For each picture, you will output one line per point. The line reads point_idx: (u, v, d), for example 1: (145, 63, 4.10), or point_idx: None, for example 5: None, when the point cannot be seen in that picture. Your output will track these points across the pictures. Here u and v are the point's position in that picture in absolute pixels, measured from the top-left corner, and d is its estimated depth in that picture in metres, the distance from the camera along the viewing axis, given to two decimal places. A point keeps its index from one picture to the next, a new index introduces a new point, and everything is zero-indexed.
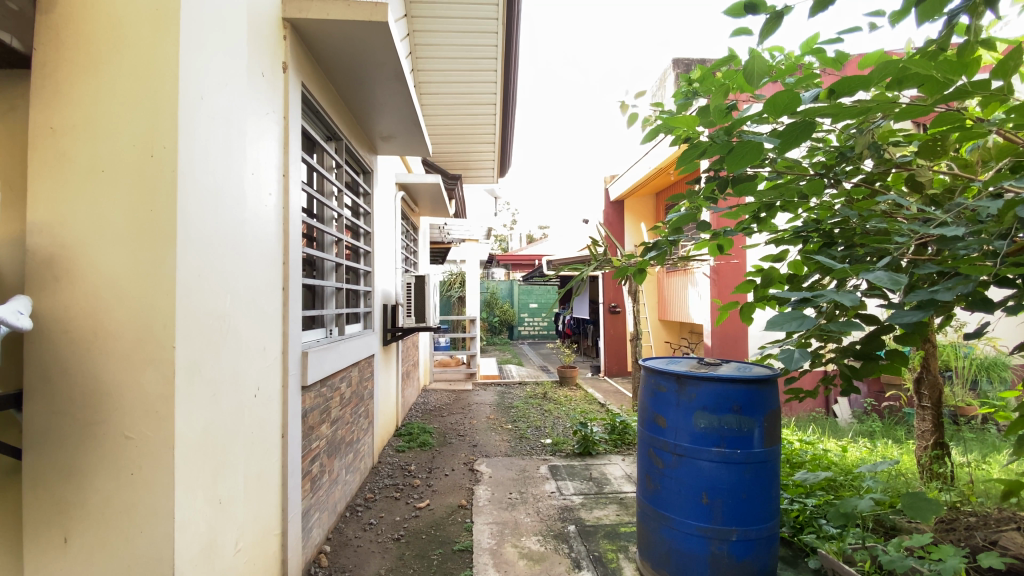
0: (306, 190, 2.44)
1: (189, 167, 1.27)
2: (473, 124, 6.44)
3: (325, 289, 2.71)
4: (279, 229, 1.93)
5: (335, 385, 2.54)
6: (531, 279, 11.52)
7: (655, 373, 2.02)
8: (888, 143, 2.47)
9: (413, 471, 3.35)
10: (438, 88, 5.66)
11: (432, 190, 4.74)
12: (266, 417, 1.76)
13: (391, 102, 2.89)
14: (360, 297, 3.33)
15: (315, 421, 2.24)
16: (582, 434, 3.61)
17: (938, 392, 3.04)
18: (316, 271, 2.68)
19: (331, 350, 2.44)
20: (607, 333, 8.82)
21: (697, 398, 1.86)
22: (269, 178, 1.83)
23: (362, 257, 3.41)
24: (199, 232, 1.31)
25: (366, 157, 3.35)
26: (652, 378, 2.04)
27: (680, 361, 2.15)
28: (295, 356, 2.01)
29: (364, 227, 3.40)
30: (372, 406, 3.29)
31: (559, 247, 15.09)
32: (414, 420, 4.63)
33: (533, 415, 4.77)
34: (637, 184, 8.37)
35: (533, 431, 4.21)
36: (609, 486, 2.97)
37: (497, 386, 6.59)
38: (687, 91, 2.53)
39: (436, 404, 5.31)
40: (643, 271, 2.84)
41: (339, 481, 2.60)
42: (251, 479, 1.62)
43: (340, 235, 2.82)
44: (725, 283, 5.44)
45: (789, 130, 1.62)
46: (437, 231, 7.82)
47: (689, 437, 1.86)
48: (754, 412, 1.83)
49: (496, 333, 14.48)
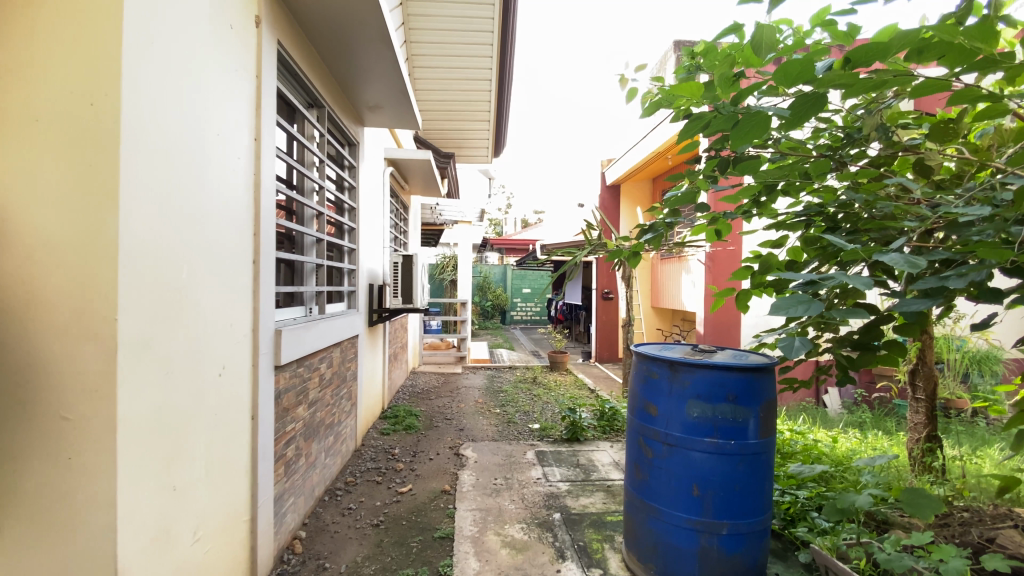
0: (284, 159, 2.30)
1: (137, 121, 1.14)
2: (468, 101, 6.26)
3: (306, 266, 2.59)
4: (251, 197, 1.80)
5: (314, 365, 2.44)
6: (524, 262, 11.43)
7: (647, 359, 1.93)
8: (896, 125, 2.37)
9: (396, 455, 3.25)
10: (431, 62, 5.46)
11: (423, 168, 4.59)
12: (232, 399, 1.65)
13: (378, 68, 2.74)
14: (345, 275, 3.21)
15: (289, 404, 2.13)
16: (571, 419, 3.53)
17: (933, 384, 2.99)
18: (295, 246, 2.56)
19: (310, 328, 2.33)
20: (599, 319, 8.74)
21: (691, 386, 1.77)
22: (238, 141, 1.69)
23: (347, 233, 3.28)
24: (149, 196, 1.18)
25: (351, 127, 3.20)
26: (643, 364, 1.95)
27: (674, 347, 2.06)
28: (266, 334, 1.89)
29: (349, 201, 3.25)
30: (355, 388, 3.19)
31: (553, 232, 15.00)
32: (400, 402, 4.54)
33: (521, 400, 4.69)
34: (634, 169, 8.24)
35: (520, 416, 4.13)
36: (596, 473, 2.90)
37: (486, 370, 6.50)
38: (692, 65, 2.41)
39: (424, 387, 5.21)
40: (637, 254, 2.74)
41: (316, 465, 2.51)
42: (214, 464, 1.52)
43: (322, 209, 2.67)
44: (720, 270, 5.35)
45: (801, 103, 1.50)
46: (429, 211, 7.65)
47: (680, 427, 1.77)
48: (749, 401, 1.74)
49: (487, 317, 14.41)
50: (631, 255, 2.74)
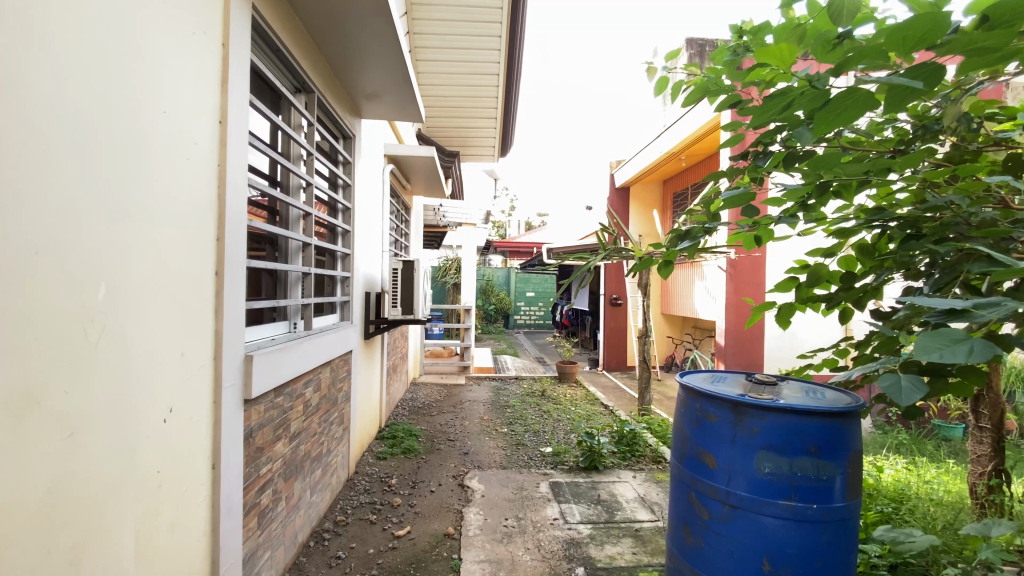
0: (262, 149, 1.96)
1: (14, 81, 0.80)
2: (473, 97, 5.94)
3: (291, 274, 2.25)
4: (216, 191, 1.46)
5: (298, 390, 2.10)
6: (529, 266, 11.09)
7: (700, 397, 1.58)
8: (981, 115, 2.01)
9: (393, 486, 2.89)
10: (435, 55, 5.16)
11: (426, 165, 4.24)
12: (186, 444, 1.31)
13: (376, 48, 2.41)
14: (338, 283, 2.88)
15: (265, 441, 1.78)
16: (588, 445, 3.17)
17: (1000, 412, 2.61)
18: (278, 252, 2.23)
19: (291, 350, 1.97)
20: (608, 326, 8.38)
21: (760, 434, 1.43)
22: (196, 121, 1.35)
23: (340, 237, 2.93)
24: (35, 186, 0.85)
25: (346, 118, 2.86)
26: (695, 402, 1.61)
27: (728, 381, 1.72)
28: (233, 361, 1.53)
29: (342, 201, 2.91)
30: (347, 410, 2.84)
31: (558, 236, 14.68)
32: (400, 419, 4.18)
33: (530, 417, 4.33)
34: (644, 171, 7.91)
35: (530, 437, 3.76)
36: (621, 514, 2.53)
37: (491, 381, 6.14)
38: (736, 44, 2.04)
39: (425, 402, 4.85)
40: (670, 263, 2.40)
41: (299, 507, 2.15)
42: (155, 535, 1.18)
43: (309, 209, 2.32)
44: (743, 278, 4.99)
45: (917, 73, 1.14)
46: (431, 213, 7.30)
47: (746, 485, 1.42)
48: (835, 455, 1.40)
49: (490, 321, 14.06)
50: (663, 263, 2.40)
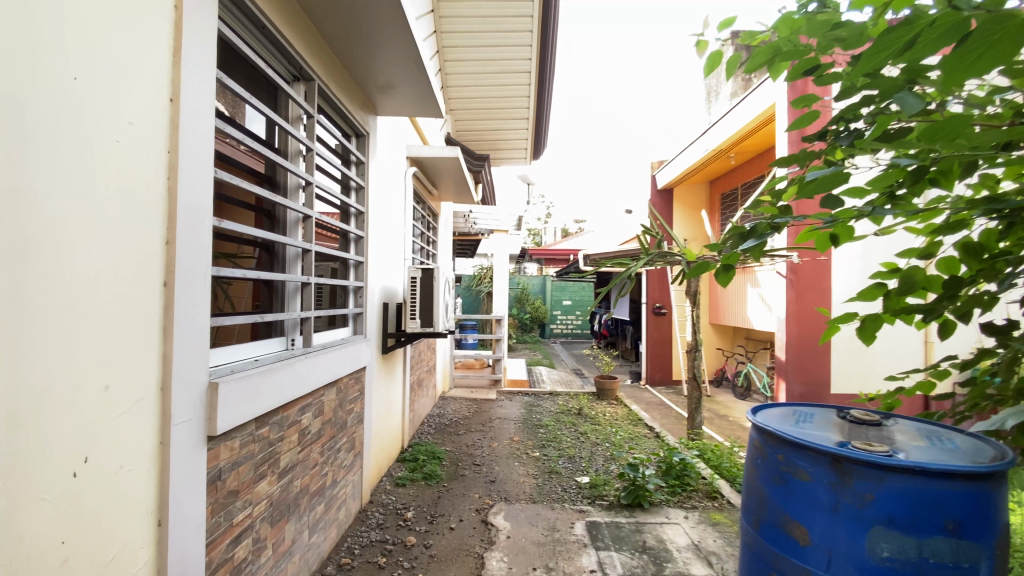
0: (248, 144, 1.69)
1: None
2: (504, 98, 5.67)
3: (288, 285, 1.97)
4: (165, 184, 1.19)
5: (292, 417, 1.81)
6: (565, 274, 10.70)
7: (784, 446, 1.23)
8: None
9: (409, 521, 2.56)
10: (464, 54, 4.92)
11: (452, 168, 3.95)
12: (110, 500, 1.03)
13: (383, 30, 2.14)
14: (350, 294, 2.61)
15: (241, 483, 1.50)
16: (630, 478, 2.77)
17: None
18: (274, 261, 1.96)
19: (279, 373, 1.68)
20: (650, 337, 7.87)
21: (874, 502, 1.06)
22: (132, 97, 1.09)
23: (353, 244, 2.65)
24: None
25: (357, 114, 2.59)
26: (776, 451, 1.25)
27: (817, 421, 1.35)
28: (190, 391, 1.26)
29: (355, 205, 2.63)
30: (359, 434, 2.55)
31: (595, 242, 14.23)
32: (425, 439, 3.88)
33: (565, 439, 3.94)
34: (688, 171, 7.40)
35: (565, 464, 3.38)
36: (672, 567, 2.12)
37: (524, 397, 5.77)
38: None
39: (453, 418, 4.54)
40: (730, 267, 1.97)
41: (293, 553, 1.86)
42: None
43: (309, 212, 2.04)
44: (805, 284, 4.45)
45: None
46: (463, 220, 7.06)
47: (854, 572, 1.06)
48: (981, 535, 1.02)
49: (527, 331, 13.69)
50: (723, 268, 1.98)
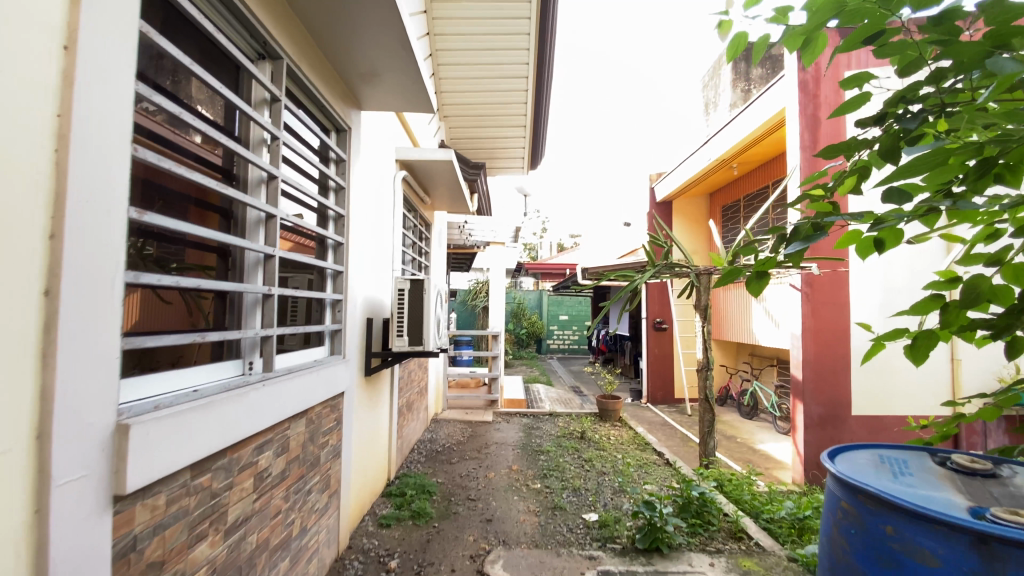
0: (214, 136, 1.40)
1: None
2: (500, 104, 5.43)
3: (246, 297, 1.65)
4: (50, 157, 0.89)
5: (247, 459, 1.48)
6: (562, 288, 10.41)
7: (911, 524, 1.15)
8: None
9: (393, 572, 2.20)
10: (458, 58, 4.68)
11: (444, 173, 3.66)
12: None
13: (365, 8, 1.86)
14: (328, 309, 2.29)
15: (167, 552, 1.16)
16: (646, 517, 2.43)
17: None
18: (231, 269, 1.65)
19: (226, 406, 1.35)
20: (651, 354, 7.55)
21: None
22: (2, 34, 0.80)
23: (331, 251, 2.32)
24: None
25: (337, 105, 2.30)
26: (900, 526, 1.17)
27: (937, 489, 1.27)
28: (84, 437, 0.94)
29: (334, 208, 2.31)
30: (335, 471, 2.20)
31: (592, 257, 14.01)
32: (414, 468, 3.52)
33: (568, 467, 3.59)
34: (688, 183, 7.17)
35: (569, 498, 3.03)
36: None
37: (522, 419, 5.40)
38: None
39: (446, 444, 4.19)
40: (765, 275, 1.66)
41: None
42: None
43: (274, 211, 1.71)
44: (821, 298, 4.18)
45: None
46: (457, 232, 6.76)
47: None
48: None
49: (523, 346, 13.35)
50: (756, 276, 1.67)
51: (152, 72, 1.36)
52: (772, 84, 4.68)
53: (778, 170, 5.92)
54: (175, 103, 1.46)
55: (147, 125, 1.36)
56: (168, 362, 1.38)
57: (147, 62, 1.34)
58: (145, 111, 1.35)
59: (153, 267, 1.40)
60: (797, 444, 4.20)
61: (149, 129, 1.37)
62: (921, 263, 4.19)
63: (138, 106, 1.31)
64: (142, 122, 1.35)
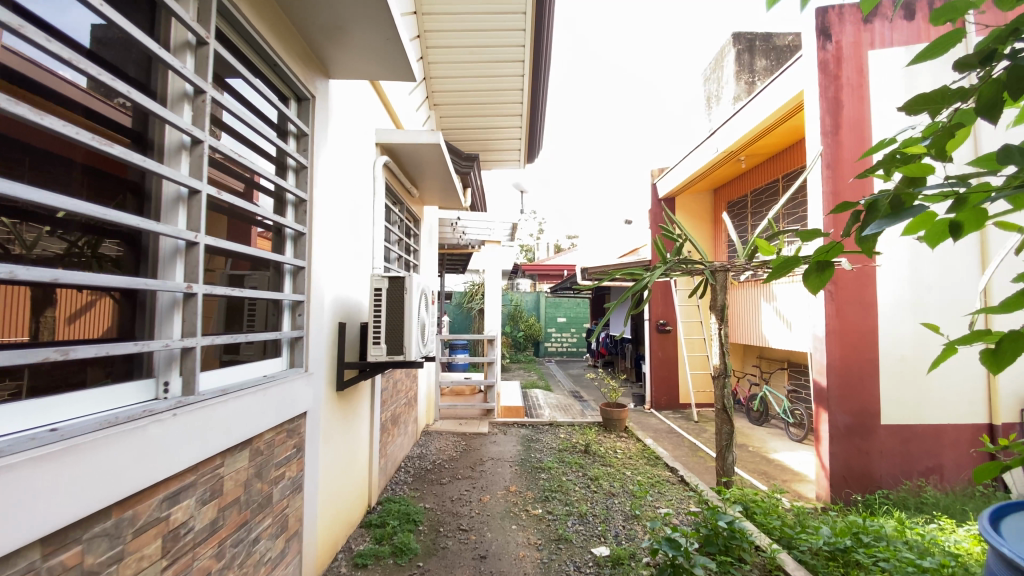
0: (122, 88, 1.09)
1: None
2: (493, 92, 5.05)
3: (161, 298, 1.26)
4: None
5: (148, 518, 1.08)
6: (560, 289, 10.04)
7: None
8: None
9: None
10: (447, 40, 4.29)
11: (431, 159, 3.26)
12: None
13: None
14: (286, 313, 1.89)
15: None
16: (668, 557, 2.03)
17: None
18: (141, 261, 1.26)
19: (102, 452, 0.95)
20: (655, 357, 7.17)
21: None
22: None
23: (290, 242, 1.93)
24: None
25: (295, 67, 1.90)
26: None
27: None
28: None
29: (294, 190, 1.91)
30: (293, 509, 1.80)
31: (590, 257, 13.65)
32: (399, 491, 3.12)
33: (572, 487, 3.21)
34: (693, 178, 6.80)
35: (573, 526, 2.65)
36: None
37: (519, 430, 5.01)
38: None
39: (436, 460, 3.79)
40: (828, 266, 1.23)
41: None
42: None
43: (196, 185, 1.30)
44: (845, 297, 3.81)
45: None
46: (449, 230, 6.37)
47: None
48: None
49: (519, 349, 12.97)
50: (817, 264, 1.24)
51: (104, 51, 1.20)
52: (789, 65, 4.30)
53: (791, 162, 5.56)
54: (125, 78, 1.26)
55: (85, 101, 1.20)
56: (59, 384, 1.05)
57: (123, 54, 1.25)
58: (120, 105, 1.27)
59: (115, 270, 1.24)
60: (821, 456, 3.82)
61: (107, 118, 1.24)
62: (956, 259, 3.83)
63: (110, 101, 1.24)
64: (120, 119, 1.27)
